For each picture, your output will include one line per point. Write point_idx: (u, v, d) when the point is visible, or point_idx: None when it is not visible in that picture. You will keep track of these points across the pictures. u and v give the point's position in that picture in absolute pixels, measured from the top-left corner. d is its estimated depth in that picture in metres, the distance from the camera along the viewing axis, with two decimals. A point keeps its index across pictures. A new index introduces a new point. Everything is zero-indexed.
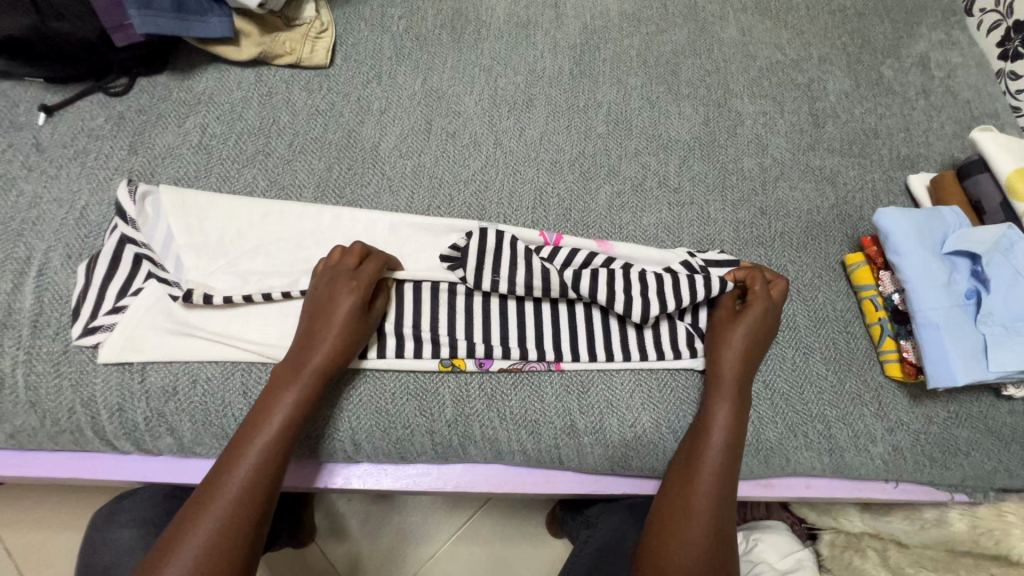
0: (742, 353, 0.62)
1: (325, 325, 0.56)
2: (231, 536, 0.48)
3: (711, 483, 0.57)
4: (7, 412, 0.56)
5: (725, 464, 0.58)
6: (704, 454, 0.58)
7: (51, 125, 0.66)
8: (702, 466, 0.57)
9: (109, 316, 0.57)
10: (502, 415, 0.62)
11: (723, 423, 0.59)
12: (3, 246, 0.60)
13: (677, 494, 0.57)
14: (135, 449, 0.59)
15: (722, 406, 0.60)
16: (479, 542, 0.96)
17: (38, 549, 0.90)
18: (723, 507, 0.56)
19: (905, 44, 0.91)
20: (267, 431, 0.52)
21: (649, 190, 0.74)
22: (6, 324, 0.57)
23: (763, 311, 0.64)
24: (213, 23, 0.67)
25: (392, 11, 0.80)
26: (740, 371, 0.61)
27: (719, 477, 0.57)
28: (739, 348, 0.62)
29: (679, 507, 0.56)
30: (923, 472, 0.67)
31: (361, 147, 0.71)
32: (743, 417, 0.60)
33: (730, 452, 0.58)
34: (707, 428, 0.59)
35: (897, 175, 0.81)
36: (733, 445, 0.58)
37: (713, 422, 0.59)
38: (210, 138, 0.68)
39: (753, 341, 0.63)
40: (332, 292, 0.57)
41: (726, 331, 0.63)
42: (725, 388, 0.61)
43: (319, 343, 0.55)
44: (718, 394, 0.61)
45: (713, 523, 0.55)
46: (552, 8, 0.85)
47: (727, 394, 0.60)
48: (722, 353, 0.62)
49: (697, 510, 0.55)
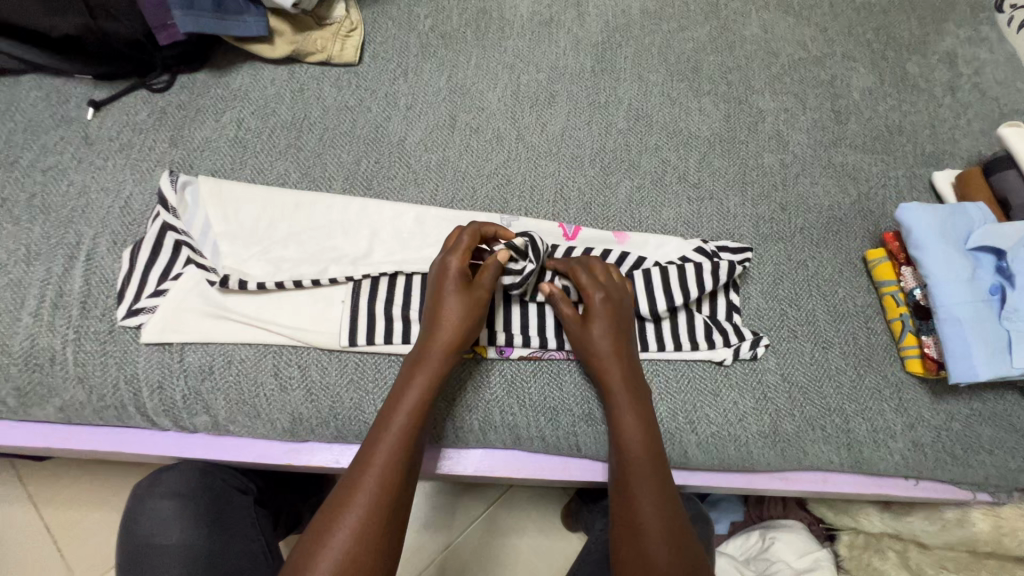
0: (609, 350, 0.61)
1: (443, 324, 0.58)
2: (377, 529, 0.51)
3: (647, 490, 0.58)
4: (57, 386, 0.59)
5: (652, 464, 0.59)
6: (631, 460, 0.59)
7: (98, 118, 0.70)
8: (636, 475, 0.58)
9: (152, 299, 0.61)
10: (521, 401, 0.64)
11: (635, 425, 0.60)
12: (54, 232, 0.63)
13: (626, 509, 0.58)
14: (173, 426, 0.62)
15: (631, 408, 0.60)
16: (496, 532, 0.98)
17: (76, 525, 0.94)
18: (671, 504, 0.58)
19: (932, 41, 0.91)
20: (395, 429, 0.55)
21: (669, 184, 0.75)
22: (57, 305, 0.60)
23: (601, 303, 0.62)
24: (249, 22, 0.70)
25: (418, 10, 0.82)
26: (617, 366, 0.61)
27: (652, 481, 0.58)
28: (604, 347, 0.61)
29: (634, 523, 0.57)
30: (944, 469, 0.67)
31: (388, 142, 0.73)
32: (648, 409, 0.61)
33: (652, 452, 0.59)
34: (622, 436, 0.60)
35: (921, 172, 0.81)
36: (650, 443, 0.59)
37: (623, 430, 0.59)
38: (246, 132, 0.71)
39: (617, 337, 0.62)
40: (443, 292, 0.59)
41: (580, 337, 0.62)
42: (622, 395, 0.60)
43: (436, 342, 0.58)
44: (620, 401, 0.60)
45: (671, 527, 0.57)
46: (574, 6, 0.86)
47: (626, 398, 0.60)
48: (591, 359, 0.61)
49: (650, 520, 0.57)
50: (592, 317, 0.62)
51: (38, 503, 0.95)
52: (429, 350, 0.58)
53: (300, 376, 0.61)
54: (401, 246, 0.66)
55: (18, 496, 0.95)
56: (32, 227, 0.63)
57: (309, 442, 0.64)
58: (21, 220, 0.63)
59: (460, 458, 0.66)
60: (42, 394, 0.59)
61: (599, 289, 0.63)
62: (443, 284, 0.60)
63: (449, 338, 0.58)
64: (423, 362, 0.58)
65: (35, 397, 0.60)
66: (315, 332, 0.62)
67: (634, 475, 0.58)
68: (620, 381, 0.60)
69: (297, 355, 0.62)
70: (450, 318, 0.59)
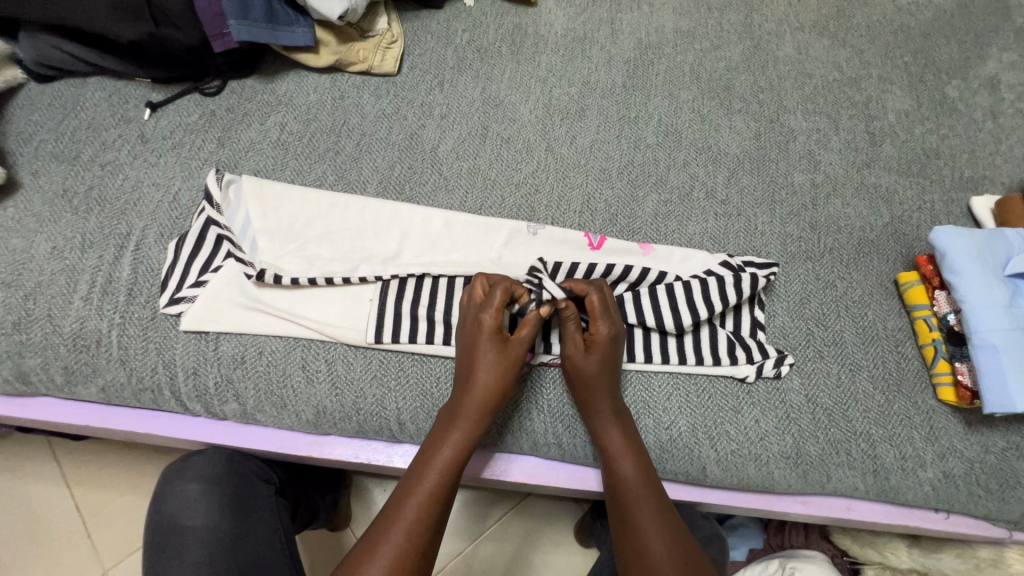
0: (606, 377, 0.61)
1: (476, 382, 0.59)
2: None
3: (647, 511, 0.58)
4: (101, 367, 0.63)
5: (644, 485, 0.59)
6: (621, 485, 0.59)
7: (153, 119, 0.74)
8: (629, 498, 0.59)
9: (192, 289, 0.64)
10: (539, 406, 0.64)
11: (618, 448, 0.60)
12: (108, 222, 0.67)
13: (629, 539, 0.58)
14: (204, 412, 0.65)
15: (615, 431, 0.60)
16: (507, 544, 0.98)
17: (103, 507, 0.98)
18: (670, 525, 0.58)
19: (973, 65, 0.89)
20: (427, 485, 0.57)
21: (696, 200, 0.76)
22: (106, 290, 0.64)
23: (606, 335, 0.61)
24: (298, 33, 0.75)
25: (456, 25, 0.85)
26: (604, 389, 0.60)
27: (647, 502, 0.59)
28: (601, 375, 0.60)
29: (635, 548, 0.57)
30: (978, 503, 0.64)
31: (421, 149, 0.76)
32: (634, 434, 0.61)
33: (643, 472, 0.60)
34: (610, 459, 0.60)
35: (959, 197, 0.79)
36: (641, 467, 0.60)
37: (610, 453, 0.60)
38: (288, 135, 0.75)
39: (612, 369, 0.61)
40: (480, 347, 0.60)
41: (579, 363, 0.61)
42: (604, 418, 0.61)
43: (471, 402, 0.59)
44: (602, 425, 0.61)
45: (669, 548, 0.57)
46: (608, 24, 0.88)
47: (608, 420, 0.60)
48: (585, 385, 0.61)
49: (649, 539, 0.57)
50: (594, 346, 0.61)
51: (70, 484, 0.99)
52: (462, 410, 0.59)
53: (327, 370, 0.63)
54: (428, 249, 0.69)
55: (52, 475, 0.99)
56: (88, 217, 0.67)
57: (331, 436, 0.66)
58: (80, 210, 0.68)
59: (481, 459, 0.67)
60: (86, 374, 0.63)
61: (605, 322, 0.62)
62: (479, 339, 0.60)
63: (482, 397, 0.59)
64: (460, 419, 0.59)
65: (80, 376, 0.63)
66: (343, 327, 0.63)
67: (632, 497, 0.59)
68: (607, 404, 0.60)
69: (324, 349, 0.64)
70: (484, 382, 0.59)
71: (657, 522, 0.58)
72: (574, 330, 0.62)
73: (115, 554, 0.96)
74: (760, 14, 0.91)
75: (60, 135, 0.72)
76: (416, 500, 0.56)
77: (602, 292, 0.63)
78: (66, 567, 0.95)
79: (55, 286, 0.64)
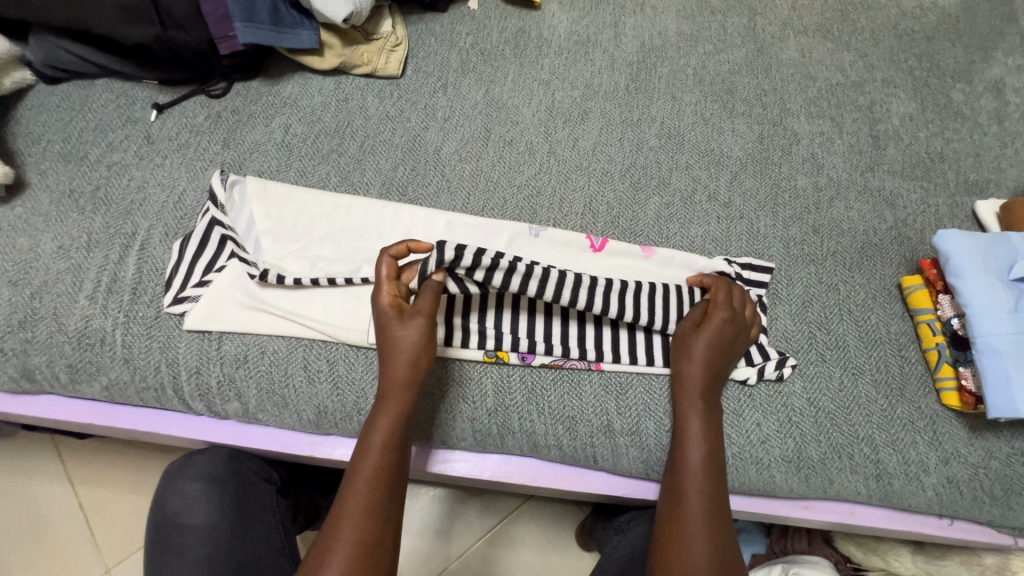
0: (708, 361, 0.61)
1: (389, 363, 0.58)
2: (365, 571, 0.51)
3: (700, 497, 0.57)
4: (105, 365, 0.63)
5: (709, 477, 0.58)
6: (685, 470, 0.59)
7: (160, 120, 0.75)
8: (689, 486, 0.58)
9: (196, 289, 0.64)
10: (540, 407, 0.64)
11: (698, 433, 0.60)
12: (114, 222, 0.68)
13: (671, 519, 0.57)
14: (206, 411, 0.65)
15: (695, 414, 0.60)
16: (508, 547, 0.98)
17: (105, 506, 0.99)
18: (720, 519, 0.57)
19: (978, 69, 0.89)
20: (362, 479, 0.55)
21: (698, 203, 0.76)
22: (111, 289, 0.64)
23: (723, 320, 0.63)
24: (302, 36, 0.75)
25: (460, 28, 0.86)
26: (701, 373, 0.61)
27: (705, 489, 0.57)
28: (705, 356, 0.61)
29: (675, 530, 0.56)
30: (983, 509, 0.64)
31: (424, 151, 0.76)
32: (715, 423, 0.61)
33: (712, 462, 0.59)
34: (684, 440, 0.60)
35: (963, 201, 0.79)
36: (711, 457, 0.59)
37: (688, 434, 0.60)
38: (292, 136, 0.76)
39: (716, 356, 0.62)
40: (381, 324, 0.59)
41: (687, 338, 0.63)
42: (689, 398, 0.61)
43: (388, 385, 0.58)
44: (686, 405, 0.61)
45: (713, 543, 0.55)
46: (611, 27, 0.88)
47: (694, 401, 0.61)
48: (685, 361, 0.62)
49: (693, 524, 0.56)
50: (705, 326, 0.63)
51: (74, 482, 1.00)
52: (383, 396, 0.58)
53: (328, 371, 0.63)
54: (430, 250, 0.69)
55: (56, 473, 1.00)
56: (95, 217, 0.68)
57: (332, 436, 0.66)
58: (86, 210, 0.68)
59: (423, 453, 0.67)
60: (90, 372, 0.63)
61: (726, 310, 0.63)
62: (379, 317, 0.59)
63: (395, 377, 0.58)
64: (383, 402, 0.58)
65: (84, 374, 0.63)
66: (345, 328, 0.64)
67: (688, 481, 0.58)
68: (699, 386, 0.61)
69: (326, 349, 0.64)
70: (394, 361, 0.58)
71: (707, 511, 0.57)
72: (694, 312, 0.65)
73: (118, 553, 0.96)
74: (763, 18, 0.91)
75: (67, 136, 0.72)
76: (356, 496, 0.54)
77: (732, 292, 0.65)
78: (69, 566, 0.95)
79: (61, 284, 0.64)
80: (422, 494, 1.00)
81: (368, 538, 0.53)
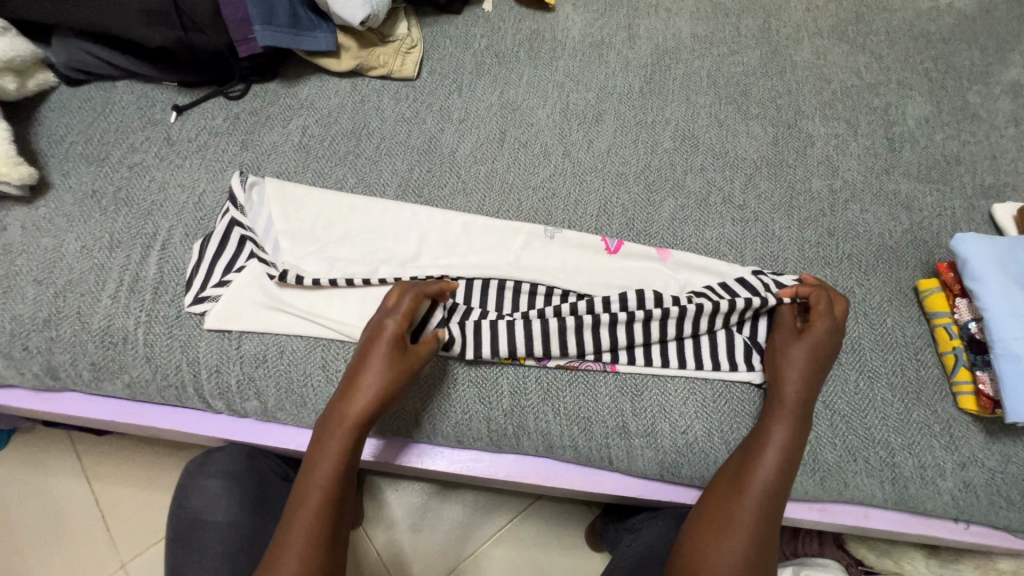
0: (805, 372, 0.61)
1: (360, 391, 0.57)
2: None
3: (763, 498, 0.57)
4: (127, 363, 0.64)
5: (777, 484, 0.58)
6: (756, 472, 0.58)
7: (179, 121, 0.76)
8: (752, 482, 0.58)
9: (216, 289, 0.65)
10: (555, 409, 0.64)
11: (781, 442, 0.59)
12: (135, 223, 0.69)
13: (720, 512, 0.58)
14: (225, 409, 0.66)
15: (783, 422, 0.60)
16: (518, 546, 0.99)
17: (120, 501, 1.00)
18: (769, 525, 0.57)
19: (995, 71, 0.88)
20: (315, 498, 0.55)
21: (714, 205, 0.76)
22: (133, 289, 0.65)
23: (825, 333, 0.62)
24: (320, 38, 0.76)
25: (475, 30, 0.86)
26: (801, 381, 0.61)
27: (772, 492, 0.57)
28: (803, 366, 0.61)
29: (718, 520, 0.57)
30: (999, 514, 0.63)
31: (440, 152, 0.77)
32: (801, 437, 0.60)
33: (786, 469, 0.58)
34: (763, 444, 0.59)
35: (980, 204, 0.78)
36: (788, 468, 0.58)
37: (770, 439, 0.59)
38: (309, 138, 0.76)
39: (815, 368, 0.61)
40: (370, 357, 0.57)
41: (789, 347, 0.63)
42: (783, 406, 0.60)
43: (349, 410, 0.57)
44: (778, 412, 0.60)
45: (754, 542, 0.56)
46: (625, 29, 0.88)
47: (785, 410, 0.60)
48: (785, 368, 0.62)
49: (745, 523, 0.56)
50: (806, 338, 0.62)
51: (90, 479, 1.01)
52: (340, 420, 0.57)
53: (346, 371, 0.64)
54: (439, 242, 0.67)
55: (73, 469, 1.02)
56: (117, 217, 0.69)
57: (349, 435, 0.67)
58: (108, 210, 0.69)
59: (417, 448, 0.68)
60: (113, 370, 0.64)
61: (826, 322, 0.63)
62: (375, 346, 0.58)
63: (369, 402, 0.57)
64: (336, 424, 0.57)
65: (107, 372, 0.65)
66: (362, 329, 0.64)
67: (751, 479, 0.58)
68: (793, 395, 0.60)
69: (345, 350, 0.64)
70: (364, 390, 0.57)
71: (766, 514, 0.57)
72: (790, 320, 0.65)
73: (135, 548, 0.98)
74: (777, 19, 0.91)
75: (89, 137, 0.74)
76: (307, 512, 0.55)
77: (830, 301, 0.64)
78: (87, 561, 0.97)
79: (85, 283, 0.65)
80: (433, 494, 1.01)
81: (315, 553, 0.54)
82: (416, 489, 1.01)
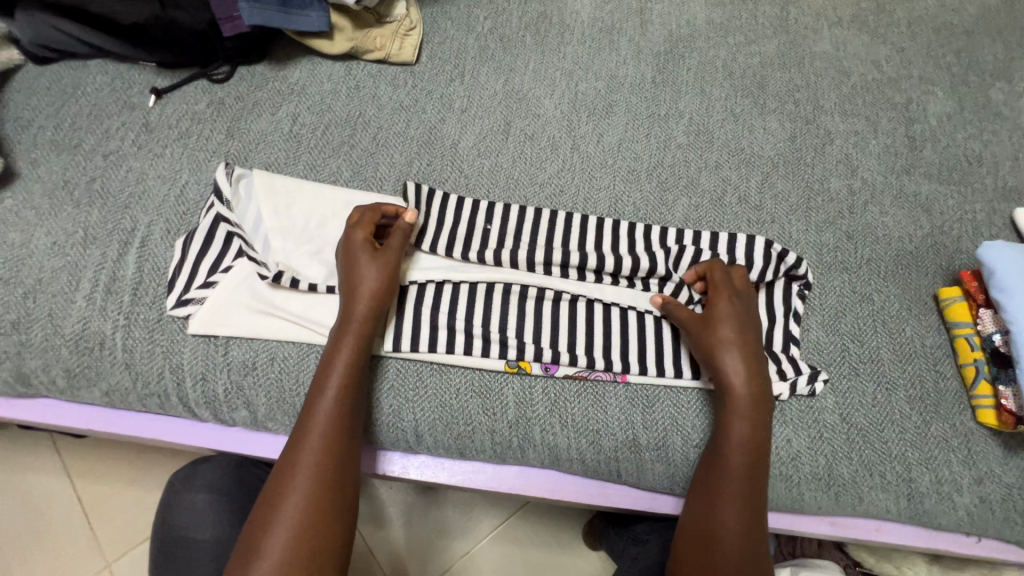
0: (738, 357, 0.59)
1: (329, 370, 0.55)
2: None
3: (733, 500, 0.55)
4: (105, 370, 0.60)
5: (746, 480, 0.56)
6: (722, 476, 0.56)
7: (159, 106, 0.70)
8: (722, 486, 0.56)
9: (201, 290, 0.60)
10: (563, 422, 0.61)
11: (740, 440, 0.57)
12: (111, 217, 0.64)
13: (699, 517, 0.57)
14: (212, 418, 0.62)
15: (740, 419, 0.57)
16: (514, 547, 0.97)
17: (103, 501, 0.96)
18: (754, 521, 0.55)
19: (1018, 67, 0.85)
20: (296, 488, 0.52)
21: (729, 206, 0.72)
22: (110, 290, 0.61)
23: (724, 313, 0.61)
24: (312, 18, 0.70)
25: (478, 12, 0.81)
26: (737, 374, 0.58)
27: (741, 492, 0.56)
28: (733, 352, 0.59)
29: (699, 526, 0.56)
30: (1013, 530, 0.62)
31: (441, 144, 0.72)
32: (762, 429, 0.57)
33: (751, 465, 0.56)
34: (723, 446, 0.57)
35: (1002, 207, 0.75)
36: (754, 463, 0.56)
37: (729, 440, 0.57)
38: (300, 126, 0.71)
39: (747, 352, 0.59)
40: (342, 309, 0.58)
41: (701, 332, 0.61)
42: (737, 401, 0.58)
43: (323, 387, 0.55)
44: (732, 411, 0.58)
45: (742, 542, 0.55)
46: (637, 14, 0.83)
47: (744, 404, 0.57)
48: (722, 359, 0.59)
49: (722, 526, 0.55)
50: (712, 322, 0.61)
51: (71, 477, 0.97)
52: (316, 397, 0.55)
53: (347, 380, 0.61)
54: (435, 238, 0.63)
55: (53, 467, 0.97)
56: (90, 211, 0.64)
57: None
58: (81, 203, 0.64)
59: (417, 460, 0.65)
60: (89, 377, 0.60)
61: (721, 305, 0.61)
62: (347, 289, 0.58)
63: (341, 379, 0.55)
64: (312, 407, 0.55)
65: (83, 379, 0.60)
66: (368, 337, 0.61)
67: (720, 481, 0.56)
68: (743, 384, 0.58)
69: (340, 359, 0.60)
70: (331, 386, 0.55)
71: (742, 513, 0.55)
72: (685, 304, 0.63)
73: (119, 548, 0.94)
74: (796, 7, 0.87)
75: (60, 122, 0.68)
76: (287, 513, 0.51)
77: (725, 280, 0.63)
78: (69, 561, 0.93)
79: (56, 283, 0.61)
80: (429, 493, 0.98)
81: (304, 550, 0.50)
82: (412, 489, 0.99)
